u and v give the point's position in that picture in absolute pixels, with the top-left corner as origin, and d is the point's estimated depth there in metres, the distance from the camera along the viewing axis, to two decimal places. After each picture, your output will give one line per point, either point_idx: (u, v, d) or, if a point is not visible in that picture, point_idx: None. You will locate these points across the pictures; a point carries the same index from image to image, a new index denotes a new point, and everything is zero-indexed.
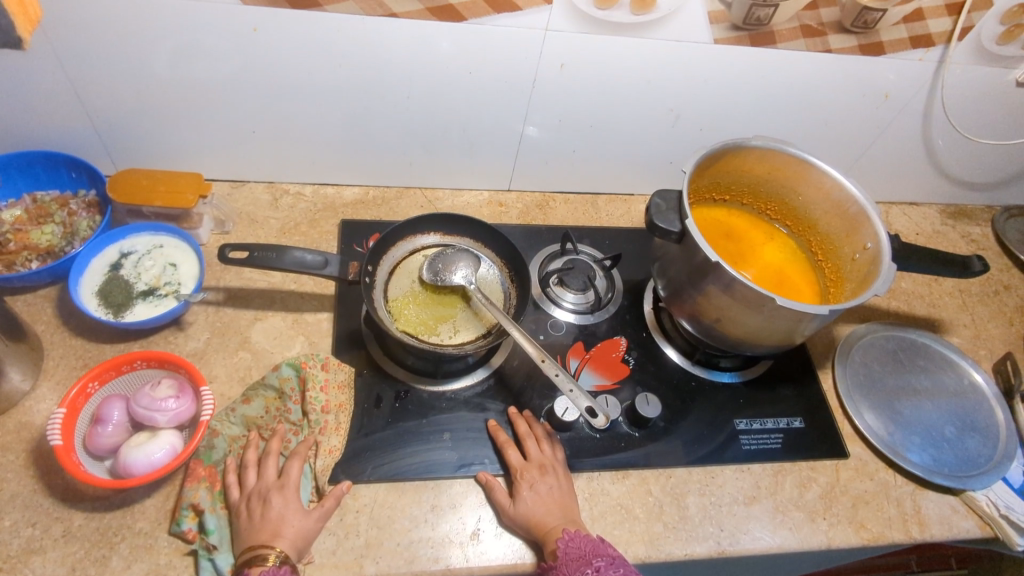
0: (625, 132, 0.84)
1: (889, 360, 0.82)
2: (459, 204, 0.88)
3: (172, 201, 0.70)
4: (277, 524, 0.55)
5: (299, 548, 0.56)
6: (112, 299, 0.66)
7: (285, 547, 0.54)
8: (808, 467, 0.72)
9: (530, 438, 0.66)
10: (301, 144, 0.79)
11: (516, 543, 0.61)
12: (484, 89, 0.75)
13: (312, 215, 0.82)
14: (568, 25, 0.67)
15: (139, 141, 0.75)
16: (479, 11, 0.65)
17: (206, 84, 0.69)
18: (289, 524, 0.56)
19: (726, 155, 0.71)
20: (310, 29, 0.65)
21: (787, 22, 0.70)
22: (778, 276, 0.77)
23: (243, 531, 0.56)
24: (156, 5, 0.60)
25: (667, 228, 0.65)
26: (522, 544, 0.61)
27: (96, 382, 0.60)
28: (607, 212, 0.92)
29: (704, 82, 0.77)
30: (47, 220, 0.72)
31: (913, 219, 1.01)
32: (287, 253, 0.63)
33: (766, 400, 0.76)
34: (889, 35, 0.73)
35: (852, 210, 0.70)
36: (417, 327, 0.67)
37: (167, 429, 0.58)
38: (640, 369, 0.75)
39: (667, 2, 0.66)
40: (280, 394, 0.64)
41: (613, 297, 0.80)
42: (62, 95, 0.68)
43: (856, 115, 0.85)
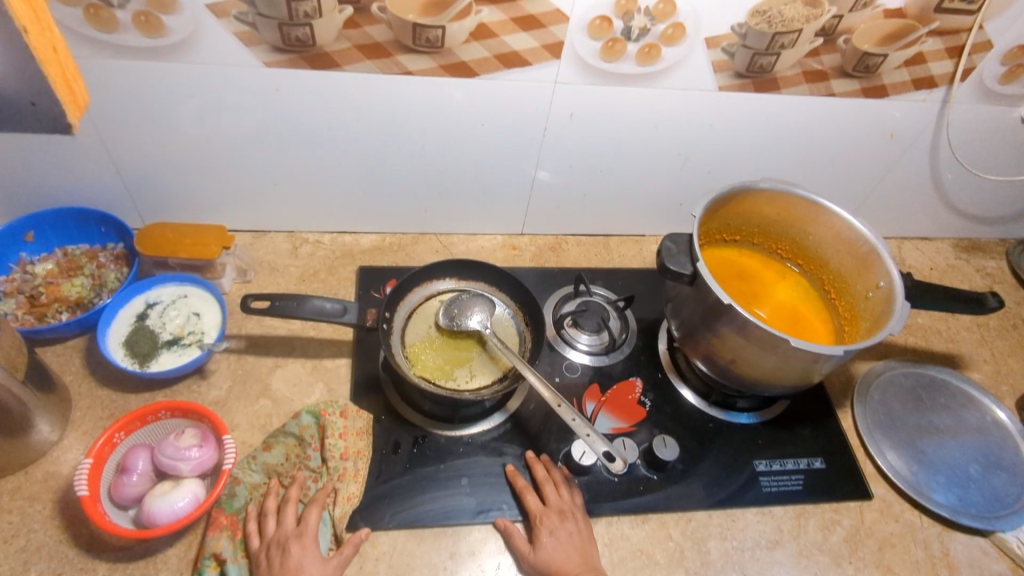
0: (634, 176, 0.85)
1: (909, 398, 0.81)
2: (473, 249, 0.90)
3: (197, 252, 0.72)
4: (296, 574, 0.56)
5: None
6: (138, 349, 0.67)
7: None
8: (831, 509, 0.71)
9: (548, 483, 0.66)
10: (320, 194, 0.82)
11: None
12: (496, 138, 0.77)
13: (330, 262, 0.84)
14: (575, 77, 0.70)
15: (166, 195, 0.78)
16: (491, 67, 0.67)
17: (232, 139, 0.73)
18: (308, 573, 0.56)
19: (735, 197, 0.73)
20: (330, 86, 0.68)
21: (790, 68, 0.72)
22: (792, 315, 0.77)
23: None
24: (186, 68, 0.63)
25: (679, 270, 0.66)
26: None
27: (122, 432, 0.61)
28: (619, 253, 0.93)
29: (711, 125, 0.78)
30: (78, 272, 0.75)
31: (927, 254, 1.01)
32: (307, 302, 0.64)
33: (785, 440, 0.76)
34: (891, 78, 0.75)
35: (862, 249, 0.70)
36: (434, 372, 0.67)
37: (190, 478, 0.59)
38: (657, 410, 0.75)
39: (672, 53, 0.68)
40: (299, 441, 0.66)
41: (627, 338, 0.81)
42: (95, 153, 0.71)
43: (863, 153, 0.86)
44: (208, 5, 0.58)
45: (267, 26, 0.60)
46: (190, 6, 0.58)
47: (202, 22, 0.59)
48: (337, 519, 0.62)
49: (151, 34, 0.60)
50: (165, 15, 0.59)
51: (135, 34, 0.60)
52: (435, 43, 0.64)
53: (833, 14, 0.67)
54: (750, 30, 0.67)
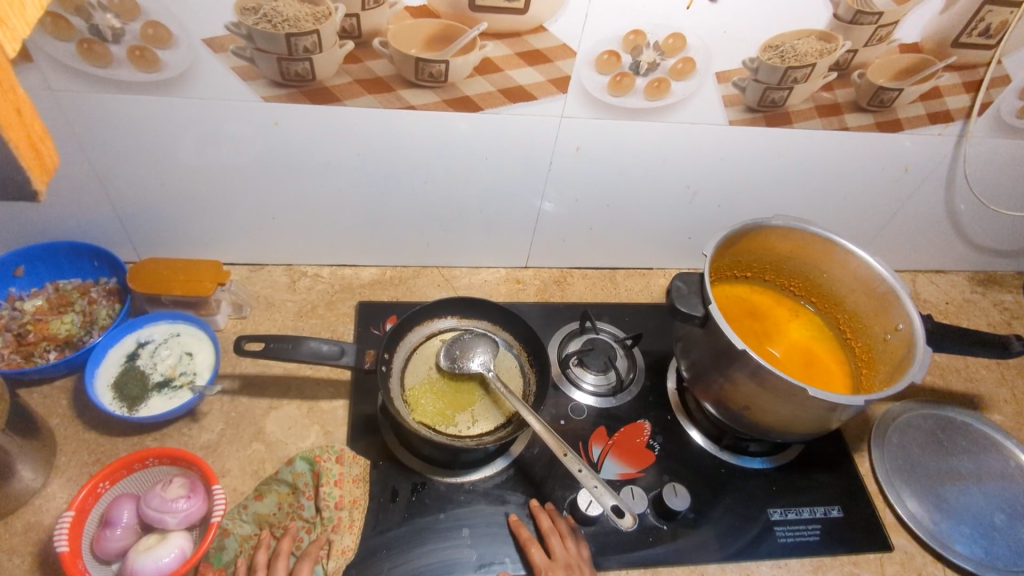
0: (642, 209, 0.83)
1: (928, 441, 0.78)
2: (476, 282, 0.88)
3: (191, 289, 0.70)
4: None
5: None
6: (127, 392, 0.65)
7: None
8: (850, 562, 0.68)
9: (553, 534, 0.62)
10: (320, 227, 0.80)
11: None
12: (501, 172, 0.75)
13: (329, 296, 0.82)
14: (582, 111, 0.68)
15: (161, 229, 0.76)
16: (496, 101, 0.66)
17: (228, 172, 0.71)
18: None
19: (746, 234, 0.70)
20: (330, 120, 0.66)
21: (803, 102, 0.70)
22: (807, 356, 0.74)
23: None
24: (182, 102, 0.62)
25: (690, 312, 0.63)
26: None
27: (107, 481, 0.58)
28: (626, 287, 0.91)
29: (721, 158, 0.76)
30: (68, 309, 0.73)
31: (942, 288, 0.99)
32: (303, 343, 0.62)
33: (801, 487, 0.72)
34: (906, 112, 0.73)
35: (879, 288, 0.68)
36: (434, 418, 0.65)
37: (177, 531, 0.57)
38: (667, 455, 0.72)
39: (682, 88, 0.66)
40: (293, 489, 0.63)
41: (635, 378, 0.78)
42: (88, 187, 0.69)
43: (877, 187, 0.84)
44: (205, 39, 0.56)
45: (265, 61, 0.59)
46: (186, 41, 0.56)
47: (199, 57, 0.58)
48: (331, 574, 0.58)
49: (146, 68, 0.58)
50: (161, 49, 0.57)
51: (129, 68, 0.58)
52: (438, 77, 0.62)
53: (847, 49, 0.65)
54: (762, 65, 0.65)
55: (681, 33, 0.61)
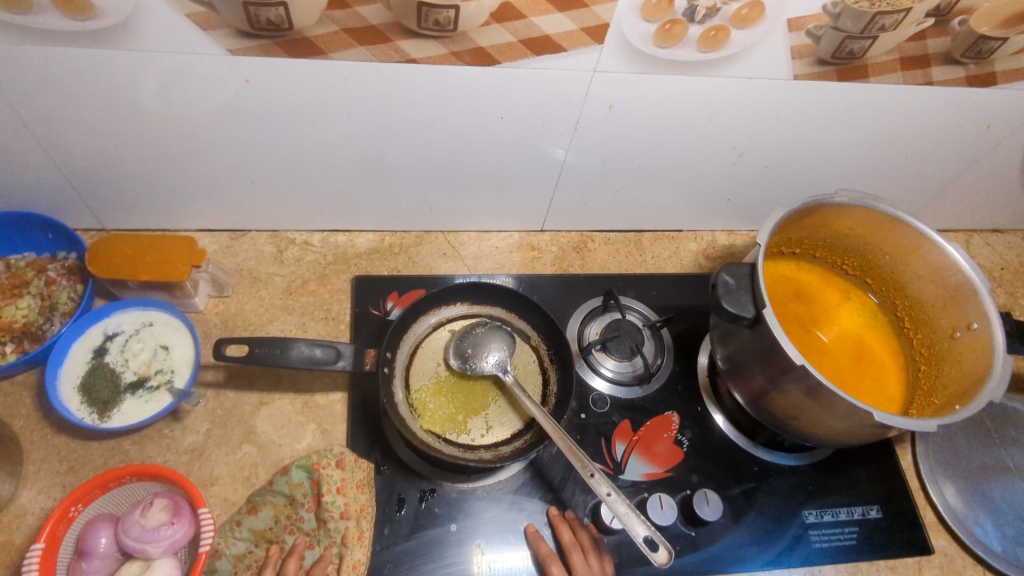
0: (678, 170, 0.73)
1: (976, 431, 0.72)
2: (485, 250, 0.78)
3: (160, 274, 0.61)
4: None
5: None
6: (96, 396, 0.57)
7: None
8: (887, 567, 0.64)
9: (575, 549, 0.57)
10: (307, 191, 0.69)
11: None
12: (518, 131, 0.64)
13: (321, 269, 0.73)
14: (620, 65, 0.56)
15: (124, 194, 0.66)
16: (516, 54, 0.54)
17: (196, 133, 0.60)
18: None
19: (804, 213, 0.61)
20: (312, 75, 0.54)
21: (885, 54, 0.58)
22: (857, 346, 0.66)
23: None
24: (128, 56, 0.50)
25: (738, 313, 0.55)
26: None
27: (80, 503, 0.52)
28: (653, 253, 0.81)
29: (775, 117, 0.65)
30: (23, 290, 0.63)
31: (997, 251, 0.89)
32: (292, 348, 0.54)
33: (838, 486, 0.67)
34: (1004, 65, 0.61)
35: (954, 280, 0.59)
36: (444, 425, 0.58)
37: (163, 558, 0.52)
38: (696, 452, 0.67)
39: (744, 36, 0.54)
40: (290, 500, 0.57)
41: (663, 364, 0.71)
42: (29, 151, 0.58)
43: (947, 145, 0.73)
44: None
45: (229, 7, 0.46)
46: None
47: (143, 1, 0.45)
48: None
49: (76, 15, 0.46)
50: None
51: (55, 15, 0.45)
52: (445, 26, 0.49)
53: None
54: (846, 10, 0.52)
55: None
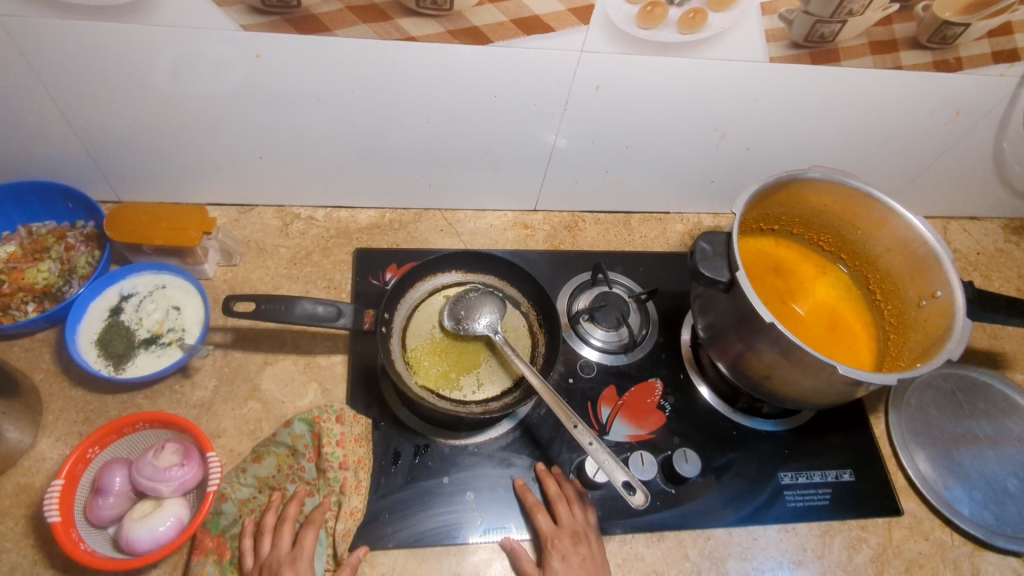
0: (664, 151, 0.76)
1: (948, 403, 0.76)
2: (481, 227, 0.82)
3: (174, 239, 0.65)
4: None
5: None
6: (112, 350, 0.61)
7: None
8: (858, 527, 0.67)
9: (560, 500, 0.61)
10: (311, 167, 0.73)
11: None
12: (512, 110, 0.68)
13: (324, 241, 0.77)
14: (606, 45, 0.60)
15: (140, 167, 0.70)
16: (508, 33, 0.58)
17: (209, 109, 0.64)
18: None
19: (779, 188, 0.64)
20: (318, 52, 0.58)
21: (855, 38, 0.62)
22: (831, 317, 0.70)
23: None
24: (149, 31, 0.54)
25: (714, 277, 0.59)
26: None
27: (97, 446, 0.56)
28: (641, 233, 0.85)
29: (754, 99, 0.69)
30: (44, 255, 0.67)
31: (974, 236, 0.93)
32: (296, 305, 0.58)
33: (814, 451, 0.71)
34: (968, 51, 0.65)
35: (920, 251, 0.62)
36: (438, 381, 0.62)
37: (173, 498, 0.55)
38: (678, 416, 0.70)
39: (721, 19, 0.58)
40: (292, 451, 0.60)
41: (648, 334, 0.74)
42: (54, 123, 0.62)
43: (921, 131, 0.77)
44: None
45: None
46: None
47: None
48: (337, 537, 0.57)
49: None
50: None
51: None
52: (442, 5, 0.54)
53: None
54: None
55: None
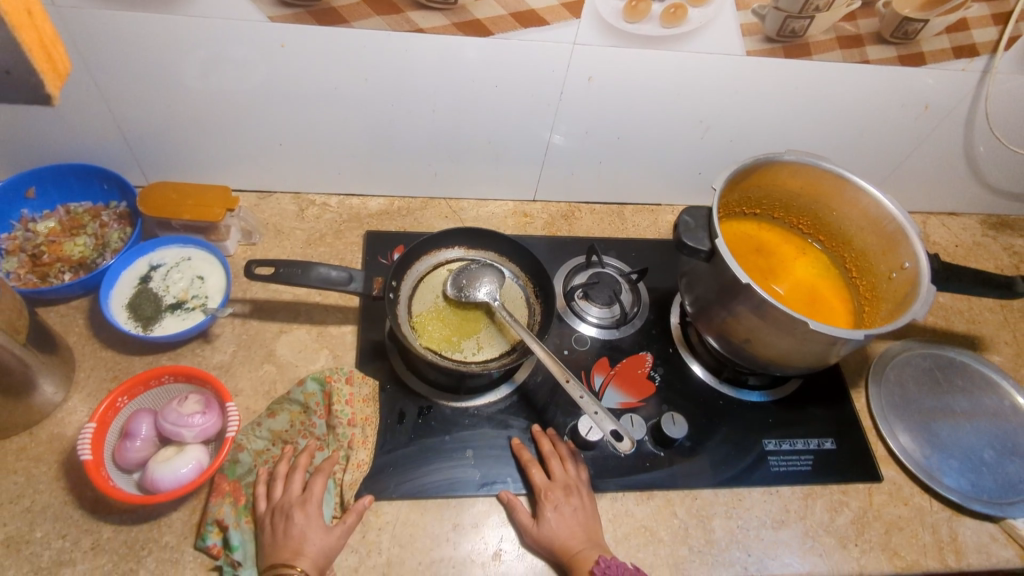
0: (653, 143, 0.82)
1: (925, 380, 0.79)
2: (483, 215, 0.88)
3: (199, 215, 0.71)
4: (299, 542, 0.55)
5: (321, 565, 0.55)
6: (141, 312, 0.67)
7: (305, 566, 0.54)
8: (839, 491, 0.71)
9: (554, 457, 0.65)
10: (327, 155, 0.80)
11: (537, 564, 0.61)
12: (511, 101, 0.74)
13: (337, 225, 0.82)
14: (596, 38, 0.66)
15: (170, 154, 0.76)
16: (506, 26, 0.64)
17: (235, 99, 0.70)
18: (311, 542, 0.56)
19: (757, 170, 0.70)
20: (336, 43, 0.64)
21: (824, 33, 0.68)
22: (810, 293, 0.75)
23: (267, 548, 0.56)
24: (186, 22, 0.60)
25: (696, 246, 0.63)
26: (544, 565, 0.61)
27: (126, 396, 0.61)
28: (633, 222, 0.91)
29: (736, 92, 0.75)
30: (81, 231, 0.74)
31: (953, 230, 0.98)
32: (312, 269, 0.63)
33: (795, 421, 0.75)
34: (930, 46, 0.70)
35: (889, 227, 0.67)
36: (440, 344, 0.67)
37: (194, 444, 0.60)
38: (667, 386, 0.74)
39: (699, 13, 0.64)
40: (304, 408, 0.65)
41: (639, 312, 0.79)
42: (96, 110, 0.69)
43: (893, 125, 0.82)
44: None
45: None
46: None
47: None
48: (346, 486, 0.61)
49: None
50: None
51: None
52: None
53: None
54: None
55: None
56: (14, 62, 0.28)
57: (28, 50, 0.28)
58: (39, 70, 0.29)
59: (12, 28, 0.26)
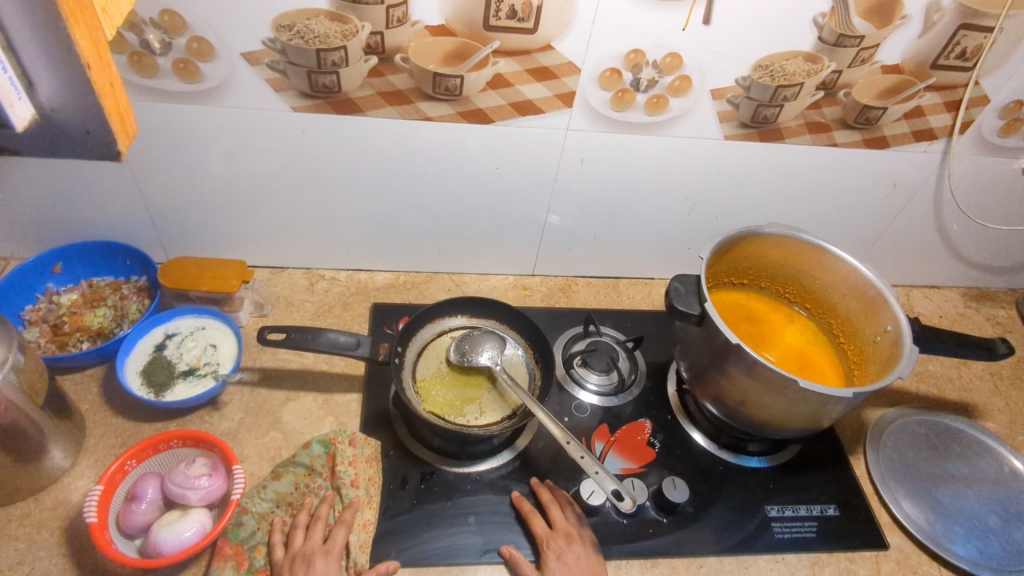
0: (643, 221, 0.88)
1: (922, 446, 0.80)
2: (484, 287, 0.93)
3: (216, 286, 0.77)
4: None
5: None
6: (154, 379, 0.69)
7: None
8: (846, 559, 0.70)
9: (553, 505, 0.66)
10: (338, 234, 0.85)
11: None
12: (510, 183, 0.80)
13: (345, 298, 0.87)
14: (586, 124, 0.73)
15: (191, 233, 0.81)
16: (506, 114, 0.71)
17: (256, 182, 0.76)
18: None
19: (742, 242, 0.74)
20: (351, 131, 0.71)
21: (793, 119, 0.75)
22: (801, 358, 0.78)
23: None
24: (217, 111, 0.66)
25: (687, 311, 0.66)
26: None
27: (134, 459, 0.62)
28: (628, 295, 0.96)
29: (718, 171, 0.81)
30: (101, 303, 0.78)
31: (935, 302, 1.02)
32: (322, 335, 0.67)
33: (797, 487, 0.75)
34: (891, 130, 0.77)
35: (869, 293, 0.71)
36: (444, 408, 0.69)
37: (198, 508, 0.59)
38: (667, 452, 0.75)
39: (680, 103, 0.71)
40: (310, 470, 0.66)
41: (636, 379, 0.81)
42: (127, 192, 0.74)
43: (867, 203, 0.88)
44: (243, 53, 0.61)
45: (298, 74, 0.64)
46: (226, 54, 0.61)
47: (237, 70, 0.62)
48: (355, 547, 0.61)
49: (187, 79, 0.63)
50: (203, 62, 0.62)
51: (172, 79, 0.62)
52: (454, 91, 0.67)
53: (832, 69, 0.69)
54: (754, 83, 0.69)
55: (677, 52, 0.66)
56: (95, 125, 0.36)
57: (109, 116, 0.36)
58: (115, 131, 0.37)
59: (98, 96, 0.35)
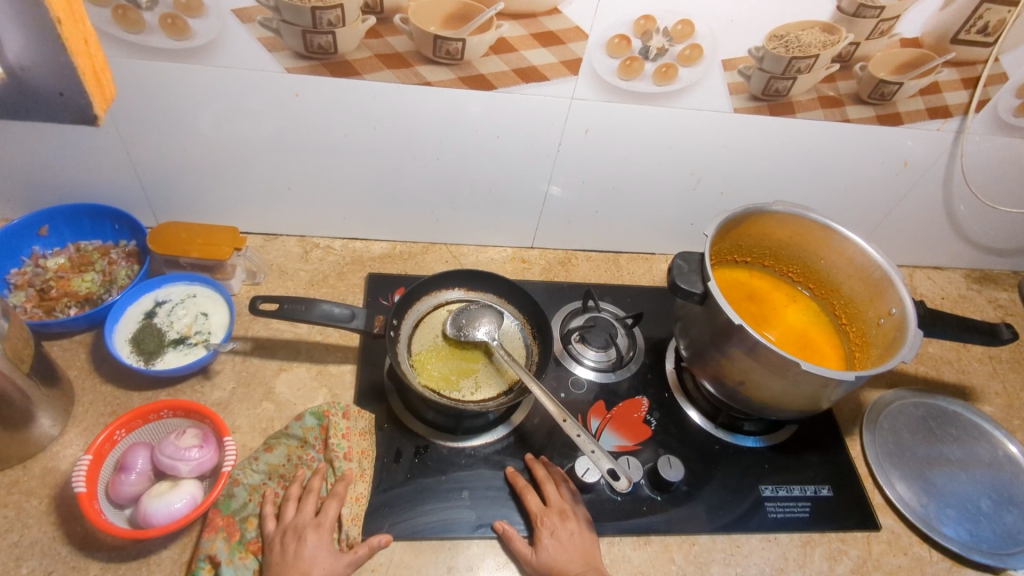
0: (646, 195, 0.86)
1: (919, 428, 0.80)
2: (482, 260, 0.91)
3: (208, 253, 0.75)
4: (309, 564, 0.55)
5: None
6: (144, 347, 0.68)
7: None
8: (838, 539, 0.70)
9: (548, 482, 0.66)
10: (334, 201, 0.83)
11: None
12: (511, 153, 0.78)
13: (340, 268, 0.85)
14: (592, 93, 0.70)
15: (181, 198, 0.79)
16: (509, 81, 0.68)
17: (248, 146, 0.73)
18: (320, 566, 0.56)
19: (748, 220, 0.72)
20: (347, 94, 0.68)
21: (805, 93, 0.72)
22: (802, 339, 0.77)
23: (275, 565, 0.55)
24: (207, 71, 0.63)
25: (689, 289, 0.65)
26: None
27: (123, 429, 0.61)
28: (629, 270, 0.94)
29: (725, 146, 0.78)
30: (89, 268, 0.76)
31: (938, 284, 1.01)
32: (316, 306, 0.65)
33: (792, 467, 0.75)
34: (906, 107, 0.74)
35: (875, 275, 0.70)
36: (439, 382, 0.68)
37: (189, 479, 0.59)
38: (663, 430, 0.75)
39: (690, 73, 0.68)
40: (303, 442, 0.65)
41: (635, 355, 0.81)
42: (114, 154, 0.72)
43: (876, 182, 0.86)
44: (234, 9, 0.58)
45: (292, 34, 0.61)
46: (215, 10, 0.58)
47: (227, 27, 0.59)
48: (347, 520, 0.61)
49: (175, 36, 0.59)
50: (192, 18, 0.59)
51: (160, 36, 0.59)
52: (455, 55, 0.64)
53: (849, 41, 0.67)
54: (767, 54, 0.66)
55: (689, 19, 0.63)
56: (67, 85, 0.35)
57: (83, 75, 0.35)
58: (90, 92, 0.36)
59: (69, 53, 0.33)
